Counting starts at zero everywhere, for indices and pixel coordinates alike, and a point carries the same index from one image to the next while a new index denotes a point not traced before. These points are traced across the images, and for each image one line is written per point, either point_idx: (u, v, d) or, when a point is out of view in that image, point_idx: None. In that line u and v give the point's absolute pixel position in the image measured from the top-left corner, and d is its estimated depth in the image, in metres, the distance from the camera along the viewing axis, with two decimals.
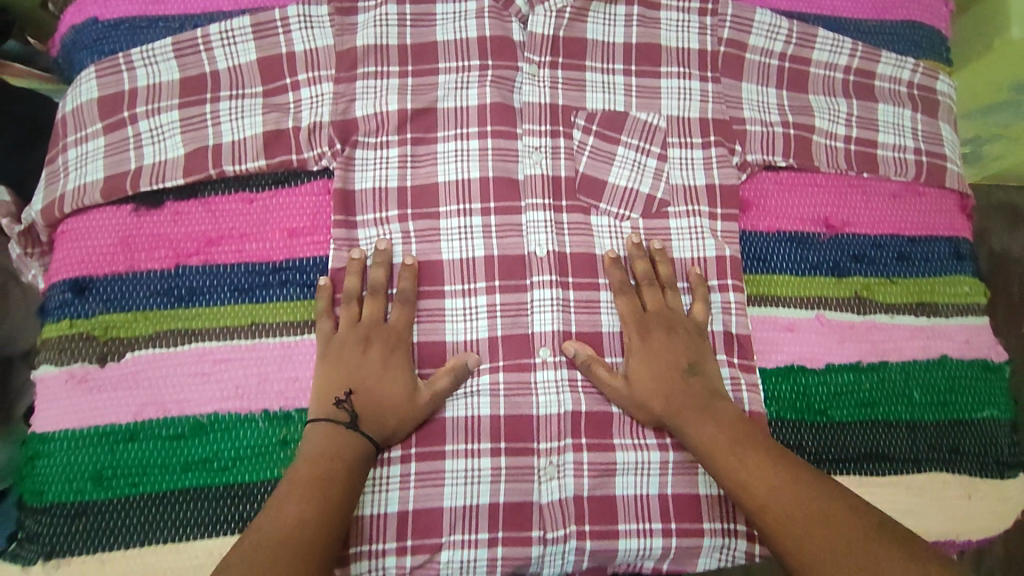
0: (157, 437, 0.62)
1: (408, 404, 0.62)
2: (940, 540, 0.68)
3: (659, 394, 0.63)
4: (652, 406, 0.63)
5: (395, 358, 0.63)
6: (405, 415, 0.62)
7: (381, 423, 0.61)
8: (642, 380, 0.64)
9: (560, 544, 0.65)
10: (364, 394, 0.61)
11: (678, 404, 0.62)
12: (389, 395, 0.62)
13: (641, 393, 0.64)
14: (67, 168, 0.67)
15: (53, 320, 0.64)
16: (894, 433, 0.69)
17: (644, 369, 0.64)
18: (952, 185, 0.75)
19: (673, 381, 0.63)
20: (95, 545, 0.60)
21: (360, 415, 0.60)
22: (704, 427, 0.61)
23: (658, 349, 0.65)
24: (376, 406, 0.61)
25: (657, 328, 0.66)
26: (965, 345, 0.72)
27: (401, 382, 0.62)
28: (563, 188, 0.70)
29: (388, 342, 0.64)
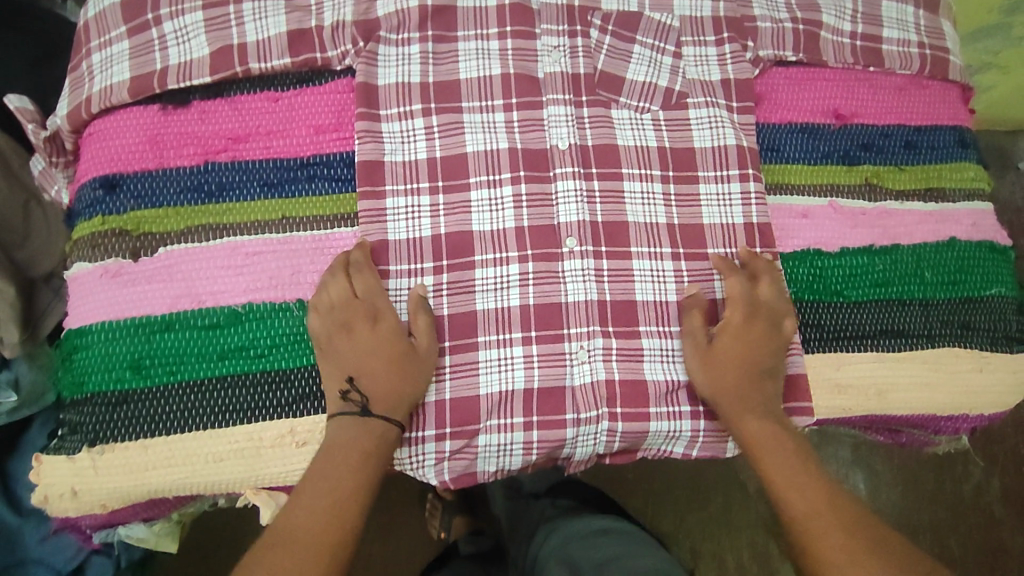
0: (193, 327, 0.62)
1: (414, 366, 0.61)
2: (953, 413, 0.72)
3: (738, 373, 0.64)
4: (726, 376, 0.63)
5: (374, 326, 0.62)
6: (411, 373, 0.61)
7: (389, 391, 0.60)
8: (723, 355, 0.64)
9: (593, 425, 0.65)
10: (361, 373, 0.60)
11: (752, 392, 0.64)
12: (385, 362, 0.61)
13: (722, 361, 0.64)
14: (92, 71, 0.68)
15: (85, 218, 0.65)
16: (908, 311, 0.71)
17: (735, 348, 0.64)
18: (954, 77, 0.78)
19: (755, 372, 0.64)
20: (137, 431, 0.61)
21: (369, 397, 0.60)
22: (764, 426, 0.62)
23: (758, 339, 0.65)
24: (377, 381, 0.60)
25: (763, 322, 0.65)
26: (972, 228, 0.74)
27: (392, 345, 0.61)
28: (583, 84, 0.71)
29: (365, 310, 0.62)
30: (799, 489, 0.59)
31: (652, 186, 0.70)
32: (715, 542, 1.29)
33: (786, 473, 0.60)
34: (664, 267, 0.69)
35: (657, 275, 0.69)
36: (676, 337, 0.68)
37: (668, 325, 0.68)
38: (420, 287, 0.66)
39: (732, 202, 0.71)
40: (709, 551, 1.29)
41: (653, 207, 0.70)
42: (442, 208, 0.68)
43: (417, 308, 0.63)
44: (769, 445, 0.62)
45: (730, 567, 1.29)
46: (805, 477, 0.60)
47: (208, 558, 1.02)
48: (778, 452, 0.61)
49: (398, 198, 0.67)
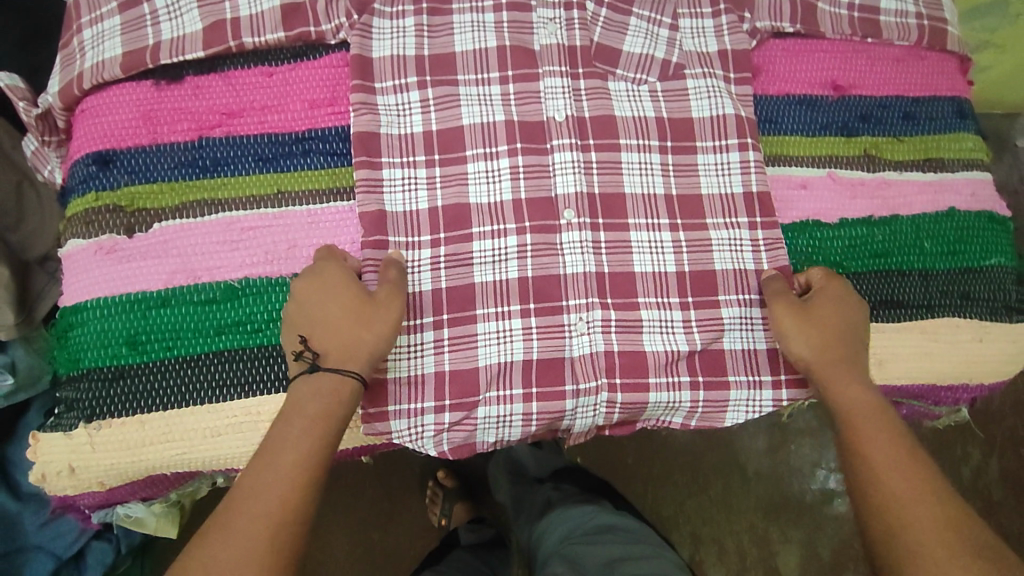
0: (189, 302, 0.62)
1: (370, 313, 0.58)
2: (952, 382, 0.72)
3: (833, 338, 0.63)
4: (824, 329, 0.63)
5: (330, 278, 0.59)
6: (369, 322, 0.58)
7: (344, 343, 0.57)
8: (819, 319, 0.63)
9: (592, 396, 0.65)
10: (317, 325, 0.58)
11: (845, 359, 0.62)
12: (344, 313, 0.58)
13: (820, 316, 0.63)
14: (83, 47, 0.67)
15: (79, 194, 0.64)
16: (908, 281, 0.71)
17: (832, 314, 0.64)
18: (953, 48, 0.77)
19: (849, 340, 0.63)
20: (134, 408, 0.60)
21: (323, 350, 0.57)
22: (852, 391, 0.61)
23: (853, 311, 0.65)
24: (332, 333, 0.58)
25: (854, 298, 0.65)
26: (971, 198, 0.74)
27: (351, 297, 0.59)
28: (579, 56, 0.70)
29: (331, 269, 0.60)
30: (896, 471, 0.57)
31: (650, 156, 0.70)
32: (714, 526, 1.30)
33: (882, 452, 0.58)
34: (662, 238, 0.69)
35: (655, 246, 0.69)
36: (675, 308, 0.68)
37: (668, 296, 0.68)
38: (418, 261, 0.66)
39: (730, 171, 0.71)
40: (708, 535, 1.29)
41: (650, 178, 0.70)
42: (439, 181, 0.67)
43: (388, 266, 0.62)
44: (865, 419, 0.60)
45: (730, 550, 1.29)
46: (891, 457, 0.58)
47: None
48: (875, 428, 0.59)
49: (394, 170, 0.67)
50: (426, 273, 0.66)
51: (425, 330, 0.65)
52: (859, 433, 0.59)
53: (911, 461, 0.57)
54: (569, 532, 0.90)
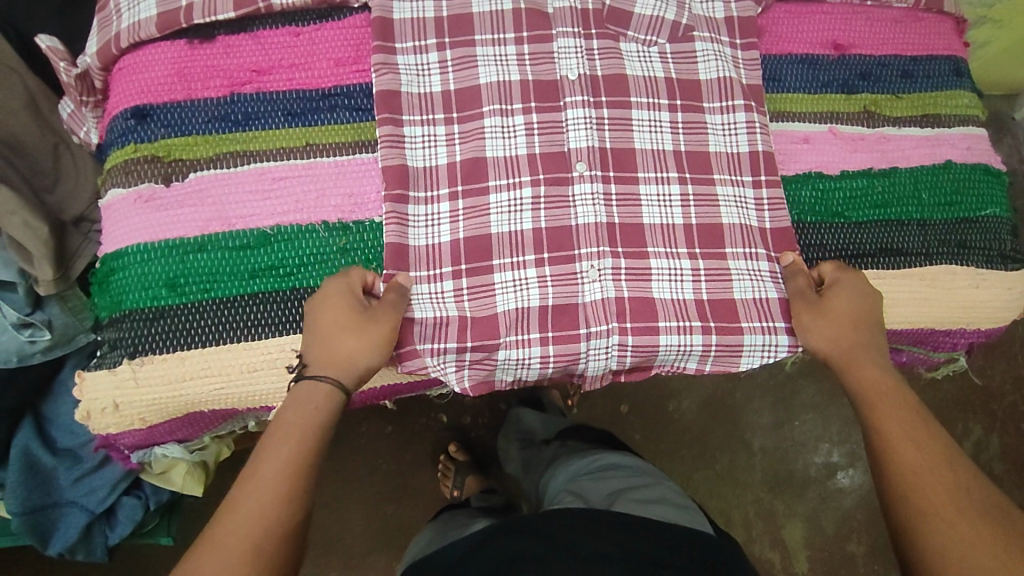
0: (224, 248, 0.65)
1: (361, 329, 0.61)
2: (949, 328, 0.75)
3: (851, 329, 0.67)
4: (839, 318, 0.67)
5: (333, 293, 0.63)
6: (362, 336, 0.61)
7: (339, 360, 0.61)
8: (835, 312, 0.68)
9: (603, 339, 0.68)
10: (314, 336, 0.62)
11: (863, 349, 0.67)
12: (341, 329, 0.61)
13: (833, 305, 0.68)
14: (120, 9, 0.70)
15: (118, 147, 0.68)
16: (906, 230, 0.74)
17: (846, 303, 0.68)
18: (949, 9, 0.80)
19: (864, 328, 0.68)
20: (174, 345, 0.64)
21: (314, 359, 0.61)
22: (869, 373, 0.65)
23: (863, 299, 0.68)
24: (325, 343, 0.61)
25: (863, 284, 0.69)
26: (967, 151, 0.78)
27: (349, 312, 0.62)
28: (592, 18, 0.74)
29: (340, 288, 0.63)
30: (911, 445, 0.59)
31: (660, 114, 0.73)
32: (720, 498, 1.33)
33: (902, 428, 0.60)
34: (671, 191, 0.72)
35: (663, 199, 0.72)
36: (683, 258, 0.71)
37: (676, 247, 0.71)
38: (436, 214, 0.69)
39: (737, 132, 0.74)
40: (714, 507, 1.33)
41: (659, 134, 0.73)
42: (458, 138, 0.70)
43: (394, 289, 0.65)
44: (886, 398, 0.63)
45: (737, 521, 1.33)
46: (913, 428, 0.60)
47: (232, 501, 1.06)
48: (894, 406, 0.62)
49: (414, 128, 0.70)
50: (445, 224, 0.69)
51: (445, 279, 0.68)
52: (880, 416, 0.62)
53: (930, 447, 0.59)
54: (575, 475, 0.93)
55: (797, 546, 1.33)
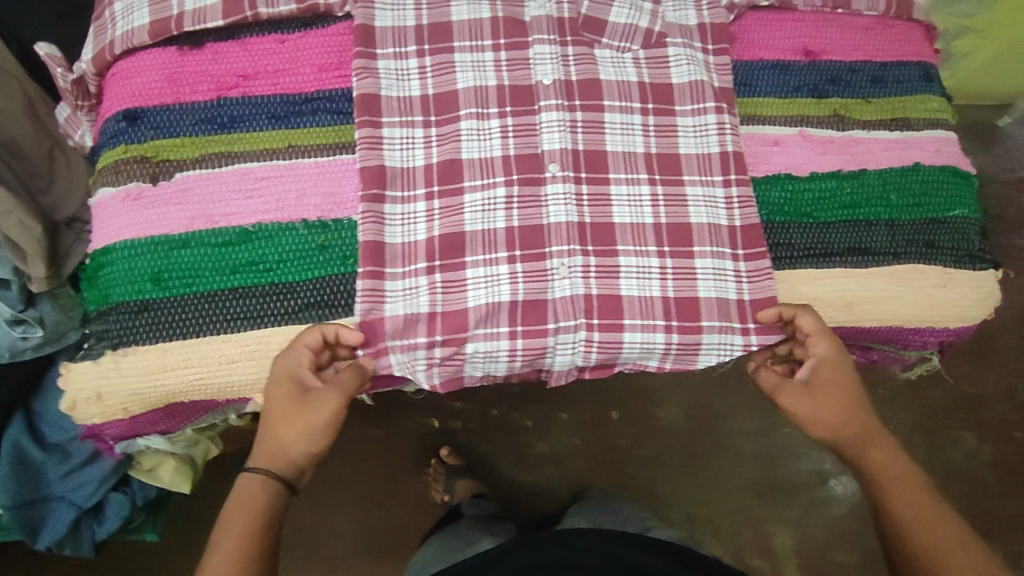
0: (208, 245, 0.68)
1: (300, 420, 0.65)
2: (917, 326, 0.77)
3: (845, 403, 0.71)
4: (830, 402, 0.71)
5: (281, 380, 0.66)
6: (300, 423, 0.65)
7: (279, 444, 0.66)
8: (824, 393, 0.71)
9: (572, 334, 0.70)
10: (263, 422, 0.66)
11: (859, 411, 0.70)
12: (283, 417, 0.65)
13: (822, 384, 0.71)
14: (114, 17, 0.73)
15: (110, 148, 0.71)
16: (874, 229, 0.76)
17: (831, 380, 0.71)
18: (919, 17, 0.82)
19: (854, 401, 0.71)
20: (157, 337, 0.66)
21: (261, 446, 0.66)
22: (873, 439, 0.71)
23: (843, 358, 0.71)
24: (271, 432, 0.66)
25: (835, 340, 0.72)
26: (936, 155, 0.79)
27: (290, 396, 0.65)
28: (567, 27, 0.76)
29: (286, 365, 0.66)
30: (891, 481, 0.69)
31: (632, 117, 0.76)
32: (710, 506, 1.33)
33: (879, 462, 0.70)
34: (641, 191, 0.74)
35: (634, 198, 0.74)
36: (653, 256, 0.73)
37: (646, 245, 0.73)
38: (413, 212, 0.71)
39: (708, 133, 0.76)
40: (704, 515, 1.33)
41: (631, 137, 0.75)
42: (435, 140, 0.73)
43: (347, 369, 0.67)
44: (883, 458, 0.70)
45: (726, 531, 1.33)
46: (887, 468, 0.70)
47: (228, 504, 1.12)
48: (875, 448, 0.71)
49: (394, 129, 0.72)
50: (422, 222, 0.71)
51: (419, 274, 0.70)
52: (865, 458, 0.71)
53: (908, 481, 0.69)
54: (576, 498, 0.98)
55: (787, 555, 1.33)
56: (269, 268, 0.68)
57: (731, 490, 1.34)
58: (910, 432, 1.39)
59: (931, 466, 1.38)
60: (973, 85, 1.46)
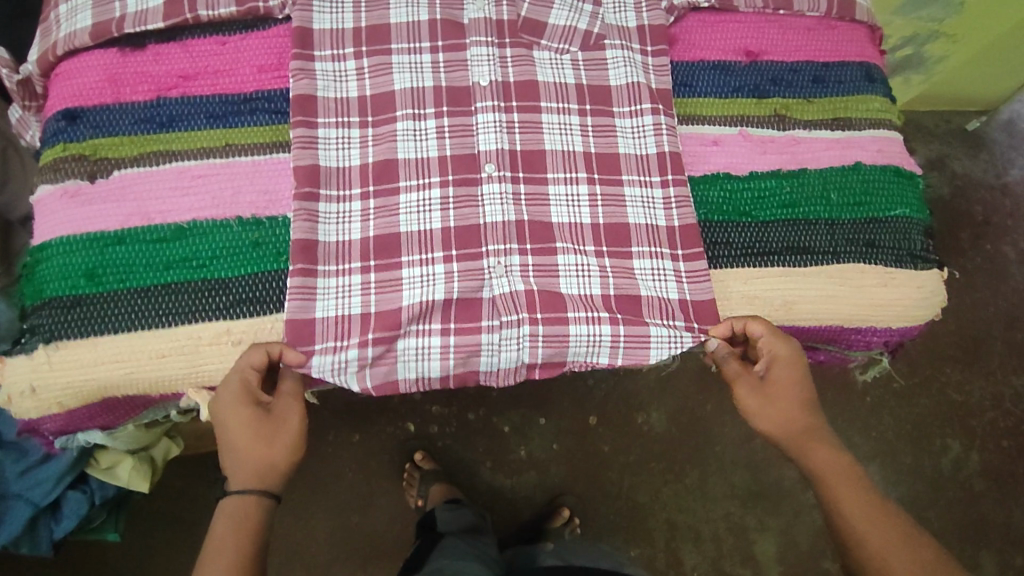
0: (142, 241, 0.69)
1: (273, 435, 0.66)
2: (860, 326, 0.76)
3: (795, 404, 0.70)
4: (785, 400, 0.70)
5: (236, 408, 0.64)
6: (273, 439, 0.66)
7: (264, 465, 0.65)
8: (777, 393, 0.70)
9: (514, 330, 0.70)
10: (231, 449, 0.65)
11: (801, 415, 0.70)
12: (253, 438, 0.65)
13: (778, 381, 0.70)
14: (59, 20, 0.74)
15: (50, 146, 0.72)
16: (813, 228, 0.76)
17: (784, 378, 0.69)
18: (861, 17, 0.83)
19: (805, 400, 0.70)
20: (89, 331, 0.67)
21: (238, 473, 0.65)
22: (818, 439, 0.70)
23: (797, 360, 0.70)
24: (244, 456, 0.65)
25: (789, 339, 0.70)
26: (877, 154, 0.79)
27: (255, 420, 0.65)
28: (506, 28, 0.77)
29: (236, 392, 0.64)
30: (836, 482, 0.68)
31: (570, 118, 0.76)
32: (689, 514, 1.32)
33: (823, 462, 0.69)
34: (579, 191, 0.74)
35: (571, 198, 0.74)
36: (591, 255, 0.73)
37: (583, 244, 0.73)
38: (348, 212, 0.72)
39: (645, 134, 0.76)
40: (682, 522, 1.31)
41: (570, 136, 0.76)
42: (372, 140, 0.74)
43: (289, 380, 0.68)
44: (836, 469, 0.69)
45: (705, 538, 1.31)
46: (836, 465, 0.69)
47: (203, 506, 1.14)
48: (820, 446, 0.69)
49: (329, 129, 0.73)
50: (357, 222, 0.72)
51: (353, 273, 0.70)
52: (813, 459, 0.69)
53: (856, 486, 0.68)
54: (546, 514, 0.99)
55: (769, 563, 1.31)
56: (203, 266, 0.69)
57: (710, 497, 1.33)
58: (892, 439, 1.37)
59: (917, 473, 1.35)
60: (949, 91, 1.46)
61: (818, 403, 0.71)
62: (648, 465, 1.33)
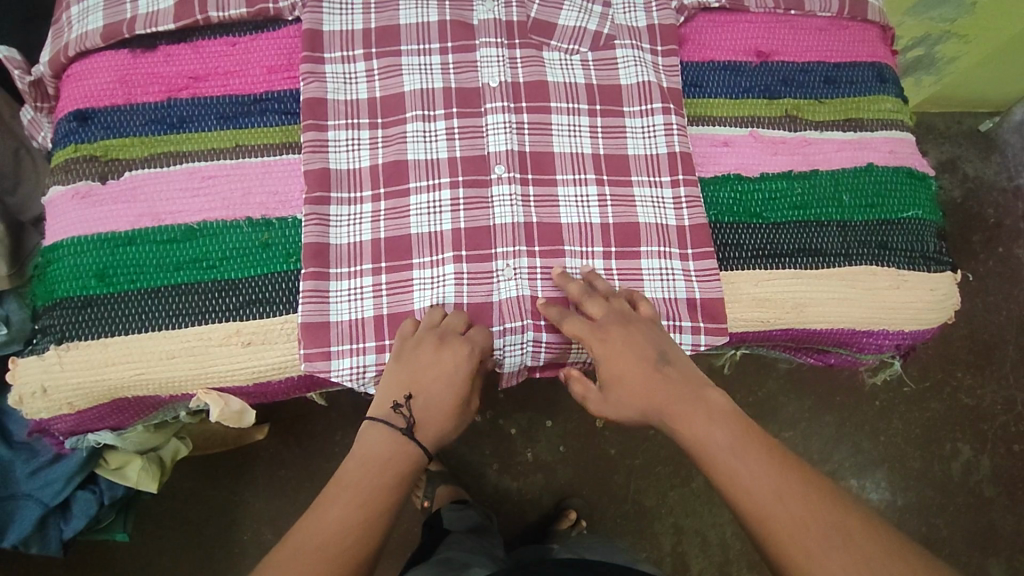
0: (153, 242, 0.69)
1: (456, 413, 0.66)
2: (871, 329, 0.75)
3: (644, 391, 0.64)
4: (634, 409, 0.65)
5: (460, 369, 0.65)
6: (454, 421, 0.66)
7: (440, 420, 0.65)
8: (623, 394, 0.65)
9: (518, 335, 0.70)
10: (424, 402, 0.64)
11: (651, 392, 0.64)
12: (448, 408, 0.65)
13: (610, 378, 0.66)
14: (72, 22, 0.75)
15: (62, 147, 0.72)
16: (825, 230, 0.75)
17: (614, 371, 0.65)
18: (873, 17, 0.82)
19: (647, 376, 0.64)
20: (98, 331, 0.67)
21: (416, 420, 0.64)
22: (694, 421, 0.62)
23: (623, 332, 0.66)
24: (430, 411, 0.64)
25: (584, 326, 0.66)
26: (889, 155, 0.78)
27: (461, 393, 0.66)
28: (516, 30, 0.77)
29: (468, 363, 0.65)
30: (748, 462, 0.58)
31: (579, 119, 0.76)
32: (697, 517, 1.31)
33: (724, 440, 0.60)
34: (588, 192, 0.74)
35: (581, 199, 0.74)
36: (597, 257, 0.73)
37: (591, 246, 0.73)
38: (359, 214, 0.72)
39: (655, 134, 0.76)
40: (690, 526, 1.31)
41: (579, 138, 0.75)
42: (381, 141, 0.74)
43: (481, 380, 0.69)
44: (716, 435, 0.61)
45: (713, 542, 1.31)
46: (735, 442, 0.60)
47: (213, 506, 1.14)
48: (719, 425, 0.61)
49: (339, 131, 0.73)
50: (367, 224, 0.71)
51: (365, 275, 0.70)
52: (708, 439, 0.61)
53: None
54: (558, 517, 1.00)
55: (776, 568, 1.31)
56: (212, 267, 0.69)
57: (720, 501, 1.32)
58: (903, 444, 1.36)
59: (927, 478, 1.34)
60: (961, 92, 1.45)
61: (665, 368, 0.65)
62: (656, 468, 1.32)
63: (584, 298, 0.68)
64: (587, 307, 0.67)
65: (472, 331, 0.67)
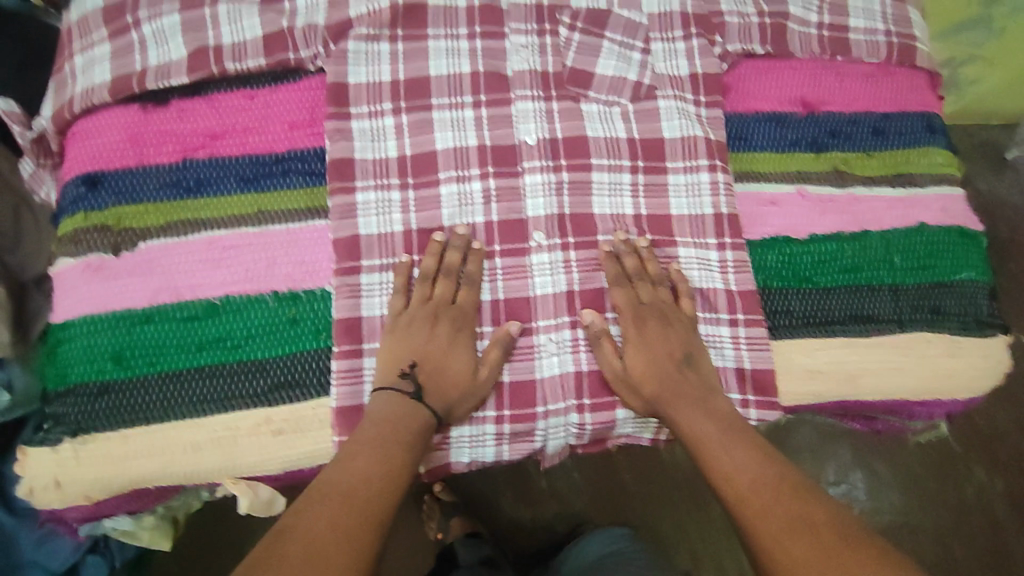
0: (172, 319, 0.64)
1: (468, 383, 0.64)
2: (924, 398, 0.72)
3: (659, 376, 0.65)
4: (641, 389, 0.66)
5: (462, 337, 0.65)
6: (465, 393, 0.64)
7: (444, 395, 0.63)
8: (645, 374, 0.65)
9: (562, 416, 0.67)
10: (427, 371, 0.64)
11: (666, 377, 0.65)
12: (450, 369, 0.64)
13: (636, 365, 0.66)
14: (75, 73, 0.70)
15: (68, 215, 0.67)
16: (877, 295, 0.72)
17: (645, 350, 0.66)
18: (920, 64, 0.79)
19: (668, 364, 0.66)
20: (116, 420, 0.62)
21: (425, 389, 0.63)
22: (695, 417, 0.64)
23: (656, 324, 0.67)
24: (438, 382, 0.64)
25: (625, 293, 0.68)
26: (941, 213, 0.76)
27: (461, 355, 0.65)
28: (552, 81, 0.73)
29: (456, 324, 0.65)
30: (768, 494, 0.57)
31: (621, 177, 0.72)
32: (716, 549, 1.30)
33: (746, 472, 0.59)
34: None
35: None
36: None
37: None
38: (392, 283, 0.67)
39: (701, 192, 0.72)
40: (709, 558, 1.29)
41: (620, 198, 0.71)
42: (413, 204, 0.69)
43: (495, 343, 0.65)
44: (716, 446, 0.62)
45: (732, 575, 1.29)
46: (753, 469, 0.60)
47: None
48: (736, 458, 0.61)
49: (368, 193, 0.68)
50: None
51: None
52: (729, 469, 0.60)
53: None
54: None
55: None
56: (236, 347, 0.64)
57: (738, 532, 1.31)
58: (919, 470, 1.35)
59: (944, 504, 1.33)
60: None
61: (682, 364, 0.66)
62: (675, 500, 1.30)
63: (636, 276, 0.68)
64: (636, 288, 0.68)
65: (460, 294, 0.66)
